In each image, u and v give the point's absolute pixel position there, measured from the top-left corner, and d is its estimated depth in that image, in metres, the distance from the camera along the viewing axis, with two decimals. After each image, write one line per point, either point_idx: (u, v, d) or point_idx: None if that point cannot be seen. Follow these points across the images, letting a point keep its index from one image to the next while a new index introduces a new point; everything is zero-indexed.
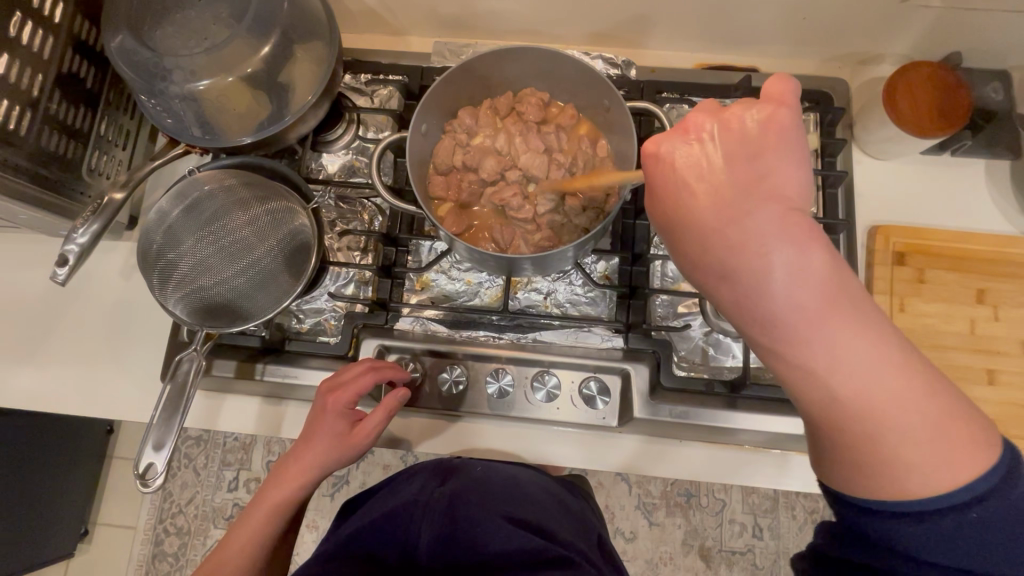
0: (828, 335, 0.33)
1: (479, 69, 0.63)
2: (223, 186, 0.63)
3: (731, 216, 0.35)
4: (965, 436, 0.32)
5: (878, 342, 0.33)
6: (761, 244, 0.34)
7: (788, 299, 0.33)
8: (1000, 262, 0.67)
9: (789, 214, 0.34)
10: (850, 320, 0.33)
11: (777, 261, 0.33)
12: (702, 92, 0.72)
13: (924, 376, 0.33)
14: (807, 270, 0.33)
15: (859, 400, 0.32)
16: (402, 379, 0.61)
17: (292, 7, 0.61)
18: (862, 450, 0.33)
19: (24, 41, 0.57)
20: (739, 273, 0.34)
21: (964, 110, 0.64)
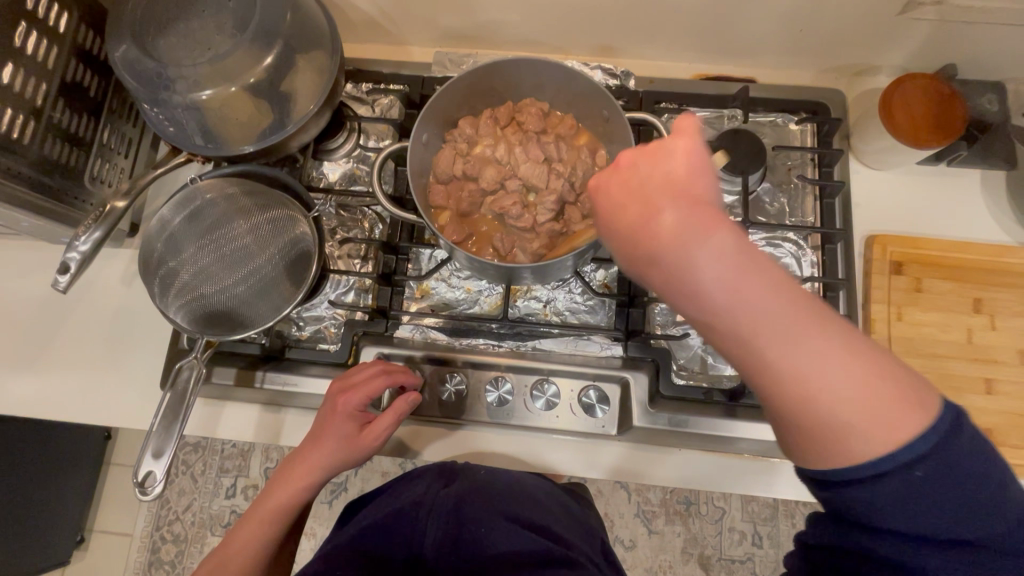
0: (755, 317, 0.33)
1: (479, 80, 0.63)
2: (225, 194, 0.63)
3: (650, 215, 0.36)
4: (900, 394, 0.32)
5: (801, 318, 0.33)
6: (677, 239, 0.34)
7: (710, 288, 0.33)
8: (996, 272, 0.68)
9: (699, 206, 0.35)
10: (774, 300, 0.33)
11: (694, 253, 0.34)
12: (700, 102, 0.72)
13: (852, 341, 0.33)
14: (728, 257, 0.33)
15: (793, 374, 0.33)
16: (412, 383, 0.62)
17: (295, 18, 0.61)
18: (806, 422, 0.33)
19: (29, 51, 0.57)
20: (665, 269, 0.35)
21: (960, 121, 0.65)
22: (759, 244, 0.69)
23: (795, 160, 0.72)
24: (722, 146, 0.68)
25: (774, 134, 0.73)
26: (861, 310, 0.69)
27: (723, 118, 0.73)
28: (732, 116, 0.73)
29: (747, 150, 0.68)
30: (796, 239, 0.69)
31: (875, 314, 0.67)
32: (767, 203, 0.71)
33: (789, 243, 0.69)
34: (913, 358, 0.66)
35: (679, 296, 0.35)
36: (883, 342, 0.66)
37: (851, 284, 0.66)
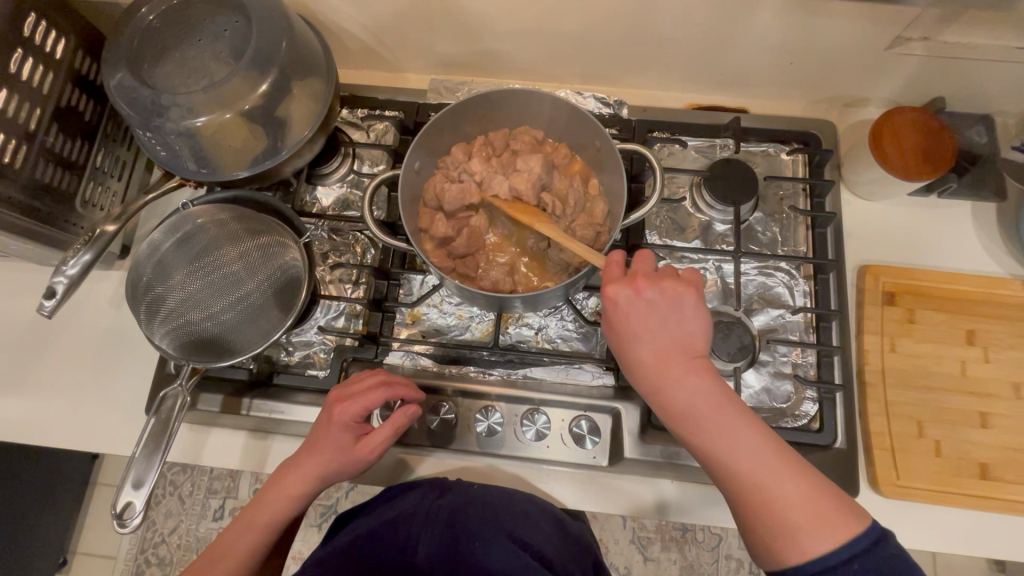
0: (731, 439, 0.43)
1: (471, 109, 0.64)
2: (215, 220, 0.63)
3: (655, 350, 0.46)
4: (841, 508, 0.40)
5: (765, 442, 0.43)
6: (675, 372, 0.46)
7: (695, 410, 0.45)
8: (988, 303, 0.68)
9: (693, 351, 0.46)
10: (745, 427, 0.44)
11: (685, 385, 0.45)
12: (691, 132, 0.73)
13: (803, 466, 0.43)
14: (711, 392, 0.45)
15: (756, 484, 0.42)
16: (413, 397, 0.58)
17: (292, 47, 0.62)
18: (764, 524, 0.41)
19: (23, 76, 0.57)
20: (664, 394, 0.46)
21: (948, 155, 0.66)
22: (751, 274, 0.69)
23: (787, 189, 0.72)
24: (716, 175, 0.69)
25: (766, 164, 0.73)
26: (854, 341, 0.68)
27: (714, 148, 0.73)
28: (723, 146, 0.73)
29: (738, 178, 0.68)
30: (788, 268, 0.69)
31: (868, 345, 0.67)
32: (759, 232, 0.71)
33: (782, 272, 0.69)
34: (907, 390, 0.65)
35: (673, 415, 0.46)
36: (876, 373, 0.66)
37: (844, 314, 0.66)
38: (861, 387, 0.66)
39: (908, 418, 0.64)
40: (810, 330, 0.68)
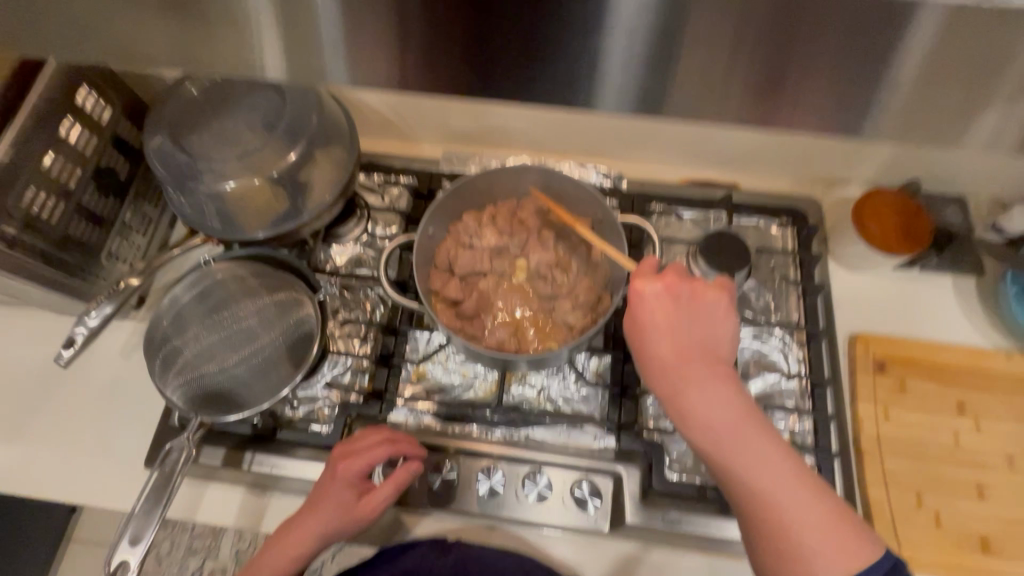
0: (757, 451, 0.43)
1: (482, 183, 0.69)
2: (234, 276, 0.67)
3: (680, 351, 0.46)
4: (852, 534, 0.41)
5: (780, 455, 0.43)
6: (699, 374, 0.45)
7: (716, 416, 0.44)
8: (975, 375, 0.70)
9: (715, 357, 0.46)
10: (762, 438, 0.44)
11: (709, 389, 0.45)
12: (687, 205, 0.78)
13: (814, 483, 0.43)
14: (737, 403, 0.45)
15: (778, 501, 0.42)
16: (415, 454, 0.58)
17: (320, 120, 0.67)
18: (778, 541, 0.42)
19: (70, 139, 0.62)
20: (691, 398, 0.45)
21: (925, 235, 0.71)
22: (747, 339, 0.71)
23: (777, 261, 0.76)
24: (711, 245, 0.73)
25: (757, 236, 0.78)
26: (848, 408, 0.70)
27: (709, 219, 0.78)
28: (718, 217, 0.78)
29: (732, 249, 0.72)
30: (782, 335, 0.71)
31: (862, 413, 0.68)
32: (753, 299, 0.74)
33: (776, 338, 0.71)
34: (903, 459, 0.66)
35: (696, 419, 0.45)
36: (872, 441, 0.67)
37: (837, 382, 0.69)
38: (858, 455, 0.67)
39: (905, 488, 0.65)
40: (806, 397, 0.69)
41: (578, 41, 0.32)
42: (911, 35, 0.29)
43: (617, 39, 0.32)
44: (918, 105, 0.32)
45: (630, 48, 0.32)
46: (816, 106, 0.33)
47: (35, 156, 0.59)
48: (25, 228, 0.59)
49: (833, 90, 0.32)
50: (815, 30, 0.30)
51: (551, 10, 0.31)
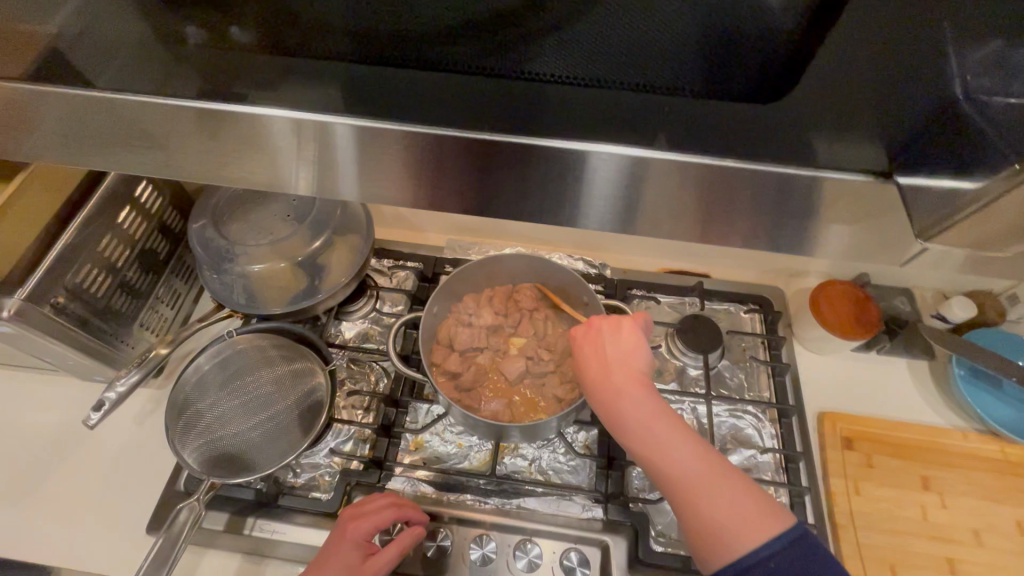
0: (668, 442, 0.48)
1: (482, 269, 0.78)
2: (256, 347, 0.74)
3: (599, 367, 0.53)
4: (766, 515, 0.45)
5: (694, 448, 0.48)
6: (615, 385, 0.51)
7: (632, 417, 0.50)
8: (937, 452, 0.75)
9: (632, 370, 0.52)
10: (675, 434, 0.49)
11: (625, 395, 0.51)
12: (664, 291, 0.87)
13: (730, 472, 0.47)
14: (653, 403, 0.50)
15: (686, 485, 0.46)
16: (418, 520, 0.64)
17: (342, 213, 0.77)
18: (690, 521, 0.46)
19: (124, 224, 0.71)
20: (609, 402, 0.51)
21: (874, 322, 0.80)
22: (723, 415, 0.77)
23: (747, 342, 0.84)
24: (686, 327, 0.81)
25: (728, 320, 0.86)
26: (821, 484, 0.74)
27: (684, 304, 0.87)
28: (692, 303, 0.87)
29: (705, 332, 0.80)
30: (755, 411, 0.77)
31: (835, 487, 0.72)
32: (727, 377, 0.81)
33: (750, 415, 0.77)
34: (876, 534, 0.69)
35: (614, 418, 0.51)
36: (845, 515, 0.70)
37: (808, 456, 0.74)
38: (834, 529, 0.70)
39: (882, 562, 0.67)
40: (781, 471, 0.73)
41: (562, 190, 0.38)
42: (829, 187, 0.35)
43: (596, 189, 0.38)
44: (849, 240, 0.37)
45: (605, 199, 0.38)
46: (755, 236, 0.38)
47: (94, 237, 0.67)
48: (73, 299, 0.65)
49: (772, 233, 0.38)
50: (755, 181, 0.35)
51: (535, 160, 0.37)
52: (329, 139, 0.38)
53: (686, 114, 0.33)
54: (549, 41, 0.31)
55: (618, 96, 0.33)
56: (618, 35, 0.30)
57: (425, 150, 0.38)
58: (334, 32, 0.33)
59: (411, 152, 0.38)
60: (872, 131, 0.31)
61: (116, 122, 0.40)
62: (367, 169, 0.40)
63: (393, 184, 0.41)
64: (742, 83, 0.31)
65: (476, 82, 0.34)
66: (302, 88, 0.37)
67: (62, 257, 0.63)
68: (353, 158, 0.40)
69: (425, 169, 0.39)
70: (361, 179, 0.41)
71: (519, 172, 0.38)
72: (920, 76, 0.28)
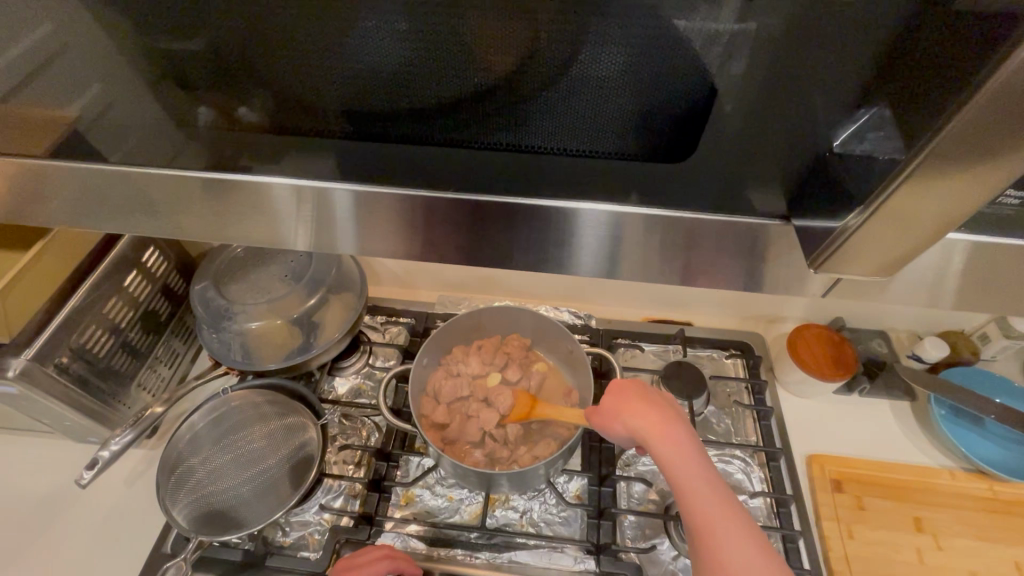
0: (699, 473, 0.48)
1: (470, 321, 0.81)
2: (249, 402, 0.75)
3: (642, 398, 0.55)
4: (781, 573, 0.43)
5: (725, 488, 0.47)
6: (658, 419, 0.53)
7: (672, 445, 0.50)
8: (926, 492, 0.76)
9: (671, 410, 0.55)
10: (710, 470, 0.49)
11: (668, 428, 0.52)
12: (648, 339, 0.90)
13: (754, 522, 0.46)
14: (691, 439, 0.51)
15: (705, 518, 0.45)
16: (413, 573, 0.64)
17: (337, 272, 0.82)
18: (702, 553, 0.45)
19: (129, 287, 0.75)
20: (643, 427, 0.53)
21: (851, 363, 0.82)
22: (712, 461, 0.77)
23: (731, 388, 0.86)
24: (671, 374, 0.83)
25: (712, 365, 0.89)
26: (815, 528, 0.74)
27: (669, 351, 0.90)
28: (676, 350, 0.90)
29: (690, 378, 0.83)
30: (743, 455, 0.78)
31: (828, 531, 0.72)
32: (714, 423, 0.82)
33: (738, 459, 0.77)
34: None
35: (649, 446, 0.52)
36: (841, 561, 0.70)
37: (799, 500, 0.74)
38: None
39: None
40: (773, 516, 0.73)
41: (543, 237, 0.43)
42: (775, 238, 0.39)
43: (575, 235, 0.42)
44: (788, 273, 0.42)
45: (584, 244, 0.43)
46: (713, 276, 0.44)
47: (100, 299, 0.70)
48: (77, 360, 0.68)
49: (724, 271, 0.43)
50: (715, 236, 0.40)
51: (517, 218, 0.42)
52: (332, 200, 0.43)
53: (639, 173, 0.38)
54: (514, 119, 0.36)
55: (578, 160, 0.38)
56: (573, 112, 0.35)
57: (418, 208, 0.42)
58: (331, 114, 0.38)
59: (403, 209, 0.43)
60: (787, 181, 0.36)
61: (138, 190, 0.45)
62: (365, 225, 0.45)
63: (391, 236, 0.46)
64: (675, 144, 0.36)
65: (453, 151, 0.39)
66: (303, 159, 0.41)
67: (69, 319, 0.66)
68: (350, 216, 0.45)
69: (414, 222, 0.44)
70: (362, 232, 0.46)
71: (501, 225, 0.42)
72: (814, 139, 0.33)
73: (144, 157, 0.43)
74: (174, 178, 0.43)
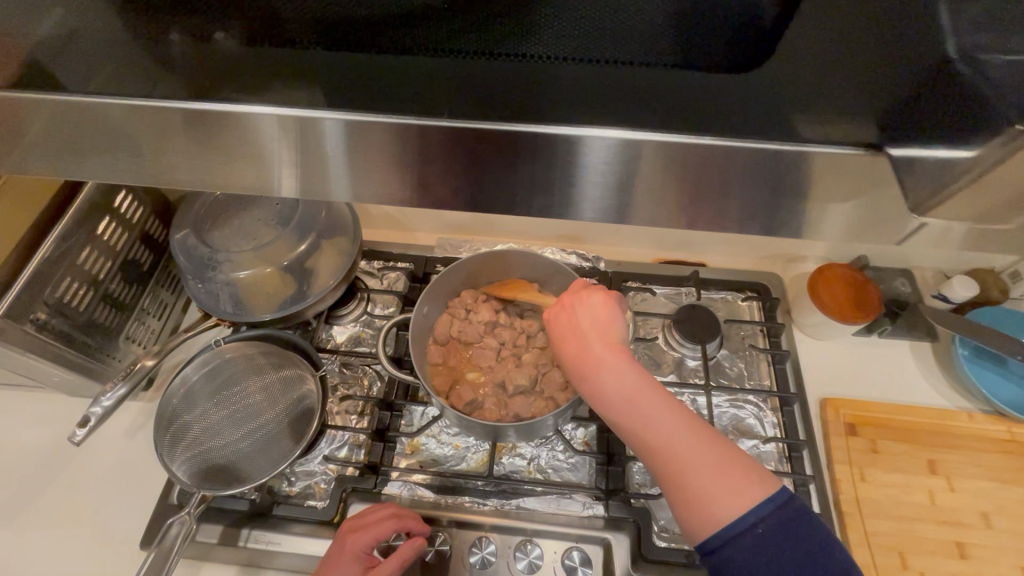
0: (643, 412, 0.45)
1: (477, 265, 0.75)
2: (244, 354, 0.73)
3: (574, 340, 0.49)
4: (749, 479, 0.42)
5: (676, 415, 0.45)
6: (596, 361, 0.47)
7: (614, 389, 0.46)
8: (942, 434, 0.74)
9: (610, 342, 0.48)
10: (656, 403, 0.45)
11: (608, 369, 0.46)
12: (659, 281, 0.86)
13: (715, 442, 0.44)
14: (627, 372, 0.47)
15: (668, 455, 0.43)
16: (421, 530, 0.64)
17: (328, 215, 0.76)
18: (667, 479, 0.44)
19: (104, 236, 0.69)
20: (583, 378, 0.48)
21: (874, 305, 0.78)
22: (724, 406, 0.76)
23: (746, 330, 0.83)
24: (683, 317, 0.80)
25: (726, 308, 0.85)
26: (826, 471, 0.73)
27: (680, 294, 0.86)
28: (688, 293, 0.85)
29: (703, 322, 0.79)
30: (756, 400, 0.76)
31: (840, 474, 0.71)
32: (727, 366, 0.79)
33: (751, 404, 0.76)
34: (884, 521, 0.68)
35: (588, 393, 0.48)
36: (852, 503, 0.69)
37: (812, 445, 0.72)
38: (841, 517, 0.68)
39: (890, 550, 0.66)
40: (784, 460, 0.72)
41: (552, 175, 0.36)
42: (827, 171, 0.33)
43: (587, 175, 0.36)
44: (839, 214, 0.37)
45: (597, 185, 0.37)
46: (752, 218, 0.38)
47: (73, 251, 0.65)
48: (56, 314, 0.64)
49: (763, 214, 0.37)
50: (748, 178, 0.34)
51: (526, 154, 0.35)
52: (316, 134, 0.37)
53: (675, 93, 0.31)
54: (525, 23, 0.29)
55: (603, 75, 0.31)
56: (602, 13, 0.28)
57: (408, 141, 0.36)
58: (304, 17, 0.31)
59: (398, 144, 0.36)
60: (864, 91, 0.29)
61: (86, 130, 0.39)
62: (358, 168, 0.39)
63: (380, 178, 0.39)
64: (723, 48, 0.29)
65: (454, 68, 0.32)
66: (273, 74, 0.34)
67: (41, 273, 0.62)
68: (342, 158, 0.38)
69: (413, 160, 0.37)
70: (344, 172, 0.39)
71: (502, 163, 0.36)
72: (920, 34, 0.26)
73: (91, 88, 0.36)
74: (124, 114, 0.37)
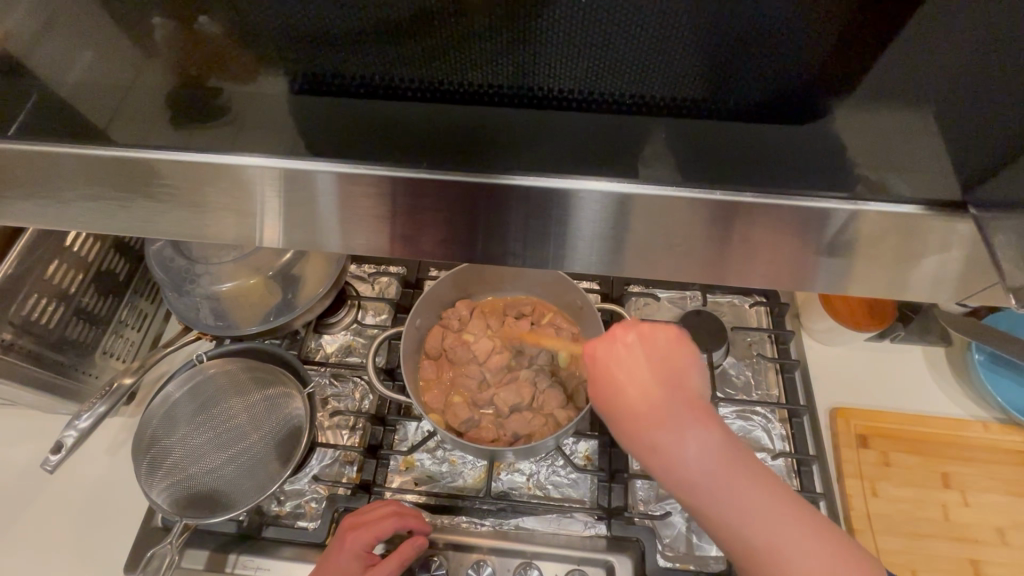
0: (736, 490, 0.40)
1: (471, 276, 0.72)
2: (225, 371, 0.69)
3: (651, 404, 0.42)
4: (840, 556, 0.40)
5: (765, 489, 0.40)
6: (679, 430, 0.41)
7: (702, 463, 0.40)
8: (958, 445, 0.71)
9: (691, 403, 0.42)
10: (746, 478, 0.40)
11: (693, 441, 0.41)
12: (663, 286, 0.82)
13: (805, 517, 0.41)
14: (716, 442, 0.41)
15: (762, 537, 0.39)
16: (423, 528, 0.61)
17: None
18: (758, 565, 0.40)
19: (75, 247, 0.65)
20: (663, 450, 0.41)
21: (888, 311, 0.75)
22: (730, 417, 0.73)
23: (754, 337, 0.80)
24: (688, 324, 0.77)
25: (733, 313, 0.82)
26: (837, 485, 0.70)
27: (685, 299, 0.82)
28: (693, 297, 0.82)
29: (709, 329, 0.76)
30: (764, 411, 0.74)
31: (850, 489, 0.69)
32: (733, 375, 0.77)
33: (759, 416, 0.73)
34: (897, 538, 0.66)
35: (665, 466, 0.42)
36: (863, 519, 0.67)
37: (822, 458, 0.69)
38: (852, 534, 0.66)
39: (902, 568, 0.64)
40: (793, 474, 0.70)
41: (548, 230, 0.36)
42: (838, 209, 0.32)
43: (578, 233, 0.36)
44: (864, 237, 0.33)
45: (588, 239, 0.36)
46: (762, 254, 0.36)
47: (39, 265, 0.62)
48: (21, 333, 0.61)
49: (774, 246, 0.35)
50: (751, 218, 0.34)
51: (518, 208, 0.35)
52: (306, 190, 0.36)
53: (680, 132, 0.32)
54: (534, 65, 0.29)
55: (610, 120, 0.32)
56: (613, 57, 0.28)
57: (397, 197, 0.36)
58: (279, 49, 0.30)
59: (388, 199, 0.36)
60: (875, 121, 0.29)
61: (59, 165, 0.37)
62: (350, 217, 0.37)
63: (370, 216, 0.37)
64: (741, 92, 0.29)
65: (452, 117, 0.33)
66: (257, 110, 0.33)
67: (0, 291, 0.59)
68: (335, 210, 0.37)
69: (405, 206, 0.36)
70: (334, 218, 0.37)
71: (491, 210, 0.36)
72: (938, 69, 0.26)
73: (65, 122, 0.35)
74: (103, 157, 0.36)
